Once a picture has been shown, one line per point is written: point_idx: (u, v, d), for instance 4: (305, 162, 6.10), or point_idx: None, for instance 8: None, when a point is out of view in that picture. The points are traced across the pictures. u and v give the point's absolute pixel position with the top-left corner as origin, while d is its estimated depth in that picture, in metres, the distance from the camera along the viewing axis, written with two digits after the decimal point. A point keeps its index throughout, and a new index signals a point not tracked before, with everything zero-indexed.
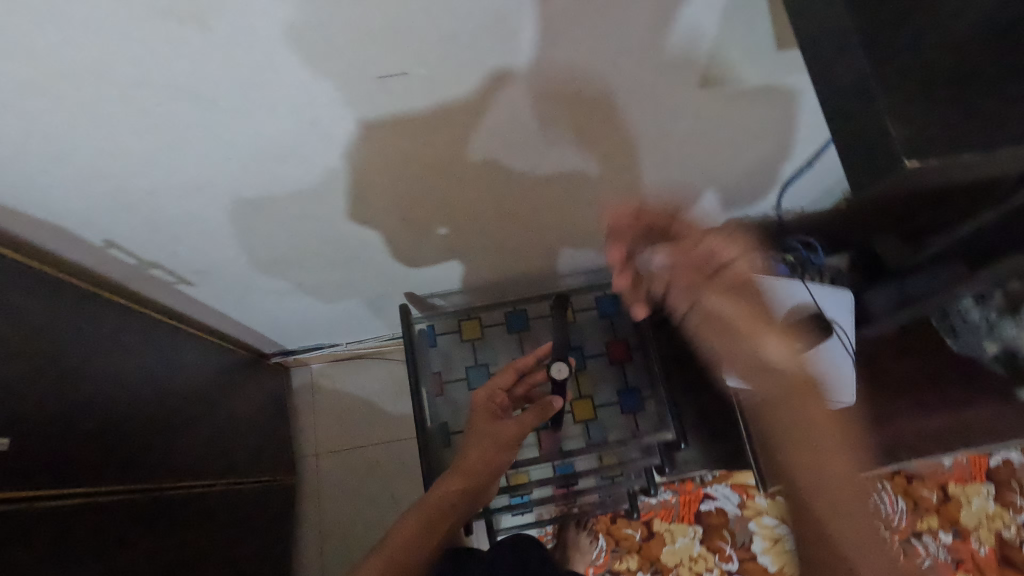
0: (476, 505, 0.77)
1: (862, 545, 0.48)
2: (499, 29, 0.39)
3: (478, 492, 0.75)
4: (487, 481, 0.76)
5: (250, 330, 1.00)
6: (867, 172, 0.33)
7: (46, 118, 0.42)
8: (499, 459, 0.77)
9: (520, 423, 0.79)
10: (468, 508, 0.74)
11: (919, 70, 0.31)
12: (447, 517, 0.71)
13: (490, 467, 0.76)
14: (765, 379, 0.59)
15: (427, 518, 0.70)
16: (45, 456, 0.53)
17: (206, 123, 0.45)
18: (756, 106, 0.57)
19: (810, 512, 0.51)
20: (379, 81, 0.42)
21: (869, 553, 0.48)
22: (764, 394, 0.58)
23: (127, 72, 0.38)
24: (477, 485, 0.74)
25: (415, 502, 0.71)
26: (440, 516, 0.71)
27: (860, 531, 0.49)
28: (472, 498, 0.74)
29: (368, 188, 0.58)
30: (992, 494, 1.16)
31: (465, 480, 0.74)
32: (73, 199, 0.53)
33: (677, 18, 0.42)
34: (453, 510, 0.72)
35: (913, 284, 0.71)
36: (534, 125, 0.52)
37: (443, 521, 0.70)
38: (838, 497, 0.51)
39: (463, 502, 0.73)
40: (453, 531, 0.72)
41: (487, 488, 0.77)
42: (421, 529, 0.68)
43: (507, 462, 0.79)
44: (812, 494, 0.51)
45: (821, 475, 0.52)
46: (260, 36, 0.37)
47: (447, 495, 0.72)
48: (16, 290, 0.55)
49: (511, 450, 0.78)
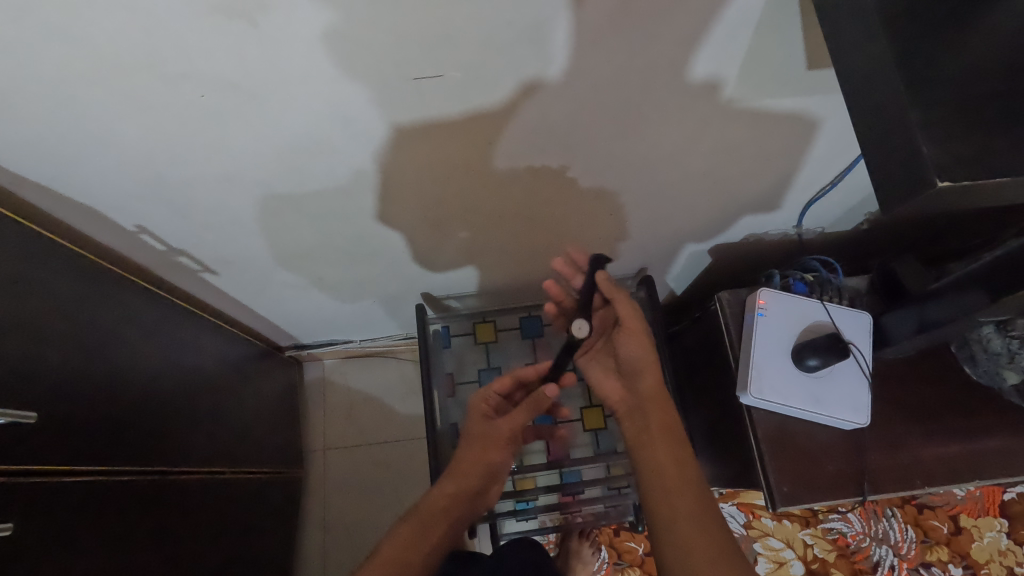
0: (475, 504, 0.76)
1: (690, 529, 0.55)
2: (535, 40, 0.40)
3: (474, 491, 0.76)
4: (481, 481, 0.76)
5: (269, 322, 1.02)
6: (900, 192, 0.33)
7: (94, 105, 0.44)
8: (492, 459, 0.77)
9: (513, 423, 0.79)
10: (467, 509, 0.75)
11: (951, 93, 0.32)
12: (444, 519, 0.71)
13: (482, 468, 0.76)
14: (633, 383, 0.70)
15: (423, 521, 0.70)
16: (63, 434, 0.55)
17: (245, 113, 0.46)
18: (783, 127, 0.58)
19: (653, 508, 0.59)
20: (414, 83, 0.43)
21: (696, 535, 0.55)
22: (630, 395, 0.70)
23: (175, 62, 0.40)
24: (472, 486, 0.75)
25: (410, 507, 0.71)
26: (435, 521, 0.70)
27: (692, 515, 0.56)
28: (469, 498, 0.75)
29: (396, 189, 0.59)
30: (1005, 530, 1.14)
31: (461, 481, 0.74)
32: (110, 182, 0.55)
33: (709, 36, 0.43)
34: (449, 514, 0.72)
35: (933, 309, 0.65)
36: (561, 133, 0.53)
37: (440, 524, 0.70)
38: (676, 494, 0.59)
39: (458, 503, 0.73)
40: (453, 533, 0.72)
41: (483, 487, 0.78)
42: (416, 532, 0.68)
43: (503, 461, 0.79)
44: (652, 487, 0.61)
45: (651, 461, 0.63)
46: (302, 37, 0.38)
47: (443, 497, 0.72)
48: (48, 268, 0.56)
49: (505, 450, 0.79)
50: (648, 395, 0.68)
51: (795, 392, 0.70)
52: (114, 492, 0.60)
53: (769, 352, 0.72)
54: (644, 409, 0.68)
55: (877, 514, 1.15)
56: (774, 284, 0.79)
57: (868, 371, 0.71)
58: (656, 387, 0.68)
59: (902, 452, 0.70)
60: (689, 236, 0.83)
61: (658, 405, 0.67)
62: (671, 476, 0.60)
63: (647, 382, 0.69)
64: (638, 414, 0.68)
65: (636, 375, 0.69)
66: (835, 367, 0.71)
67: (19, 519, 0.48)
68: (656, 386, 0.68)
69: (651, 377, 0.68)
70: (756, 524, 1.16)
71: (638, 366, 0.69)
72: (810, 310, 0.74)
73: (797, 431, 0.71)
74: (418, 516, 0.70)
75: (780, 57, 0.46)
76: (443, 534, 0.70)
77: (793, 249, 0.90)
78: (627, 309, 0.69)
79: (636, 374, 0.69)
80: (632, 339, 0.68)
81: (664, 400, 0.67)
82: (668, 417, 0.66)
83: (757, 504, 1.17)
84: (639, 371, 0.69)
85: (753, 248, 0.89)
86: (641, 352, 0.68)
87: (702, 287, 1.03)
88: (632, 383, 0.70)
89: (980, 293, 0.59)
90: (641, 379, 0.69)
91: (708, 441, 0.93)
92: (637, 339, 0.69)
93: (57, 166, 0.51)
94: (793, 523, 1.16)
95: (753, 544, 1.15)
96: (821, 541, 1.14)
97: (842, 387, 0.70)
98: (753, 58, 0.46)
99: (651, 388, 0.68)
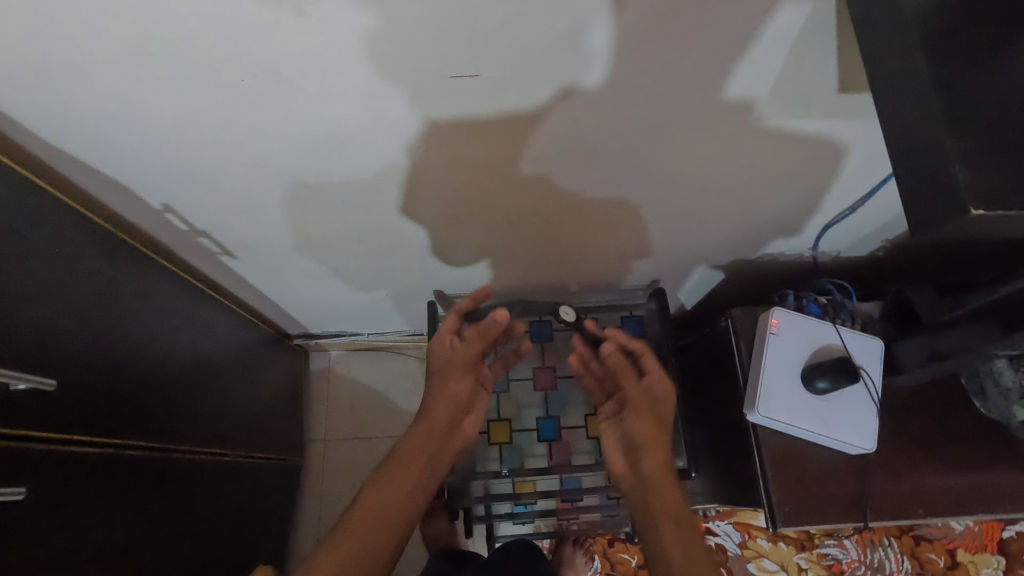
0: (451, 445, 0.75)
1: None
2: (575, 46, 0.41)
3: (449, 429, 0.75)
4: (451, 416, 0.75)
5: (280, 309, 1.02)
6: (932, 218, 0.33)
7: (134, 82, 0.45)
8: (456, 390, 0.76)
9: (468, 354, 0.78)
10: (445, 448, 0.74)
11: (990, 124, 0.32)
12: (414, 465, 0.69)
13: (450, 403, 0.74)
14: (638, 463, 0.69)
15: (399, 466, 0.68)
16: (75, 404, 0.56)
17: (281, 101, 0.46)
18: (810, 149, 0.58)
19: None
20: (450, 81, 0.44)
21: None
22: (635, 476, 0.68)
23: (220, 46, 0.40)
24: (443, 424, 0.73)
25: (387, 453, 0.69)
26: (409, 468, 0.68)
27: None
28: (445, 440, 0.74)
29: (422, 184, 0.60)
30: (1002, 568, 1.13)
31: (434, 422, 0.73)
32: (143, 160, 0.56)
33: (747, 54, 0.43)
34: (425, 453, 0.70)
35: (946, 339, 0.65)
36: (590, 141, 0.53)
37: (415, 466, 0.68)
38: None
39: (431, 441, 0.72)
40: (435, 473, 0.71)
41: (455, 423, 0.76)
42: (393, 476, 0.67)
43: (467, 393, 0.78)
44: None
45: (660, 549, 0.59)
46: (346, 28, 0.39)
47: (416, 437, 0.71)
48: (73, 241, 0.57)
49: (466, 380, 0.77)
50: (651, 472, 0.67)
51: (803, 413, 0.70)
52: (121, 463, 0.61)
53: (778, 371, 0.72)
54: (648, 489, 0.65)
55: (873, 543, 1.15)
56: (787, 304, 0.80)
57: (876, 397, 0.71)
58: (660, 465, 0.67)
59: (906, 480, 0.70)
60: (705, 252, 0.83)
61: (663, 481, 0.65)
62: (677, 561, 0.57)
63: (652, 461, 0.67)
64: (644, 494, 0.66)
65: (641, 453, 0.69)
66: (844, 391, 0.71)
67: (27, 485, 0.49)
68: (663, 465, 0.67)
69: (657, 455, 0.67)
70: (750, 545, 1.16)
71: (643, 441, 0.69)
72: (822, 333, 0.74)
73: (802, 452, 0.71)
74: (393, 464, 0.68)
75: (814, 79, 0.47)
76: (421, 474, 0.69)
77: (808, 270, 0.90)
78: (636, 386, 0.73)
79: (642, 451, 0.68)
80: (639, 416, 0.71)
81: (670, 480, 0.65)
82: (679, 501, 0.63)
83: (753, 524, 1.17)
84: (645, 449, 0.68)
85: (767, 267, 0.89)
86: (647, 428, 0.70)
87: (713, 303, 1.04)
88: (636, 461, 0.69)
89: (993, 326, 0.59)
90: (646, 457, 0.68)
91: (710, 457, 0.92)
92: (645, 418, 0.71)
93: (91, 138, 0.52)
94: (788, 546, 1.15)
95: (747, 565, 1.14)
96: (815, 566, 1.13)
97: (849, 411, 0.70)
98: (786, 79, 0.46)
99: (657, 468, 0.67)
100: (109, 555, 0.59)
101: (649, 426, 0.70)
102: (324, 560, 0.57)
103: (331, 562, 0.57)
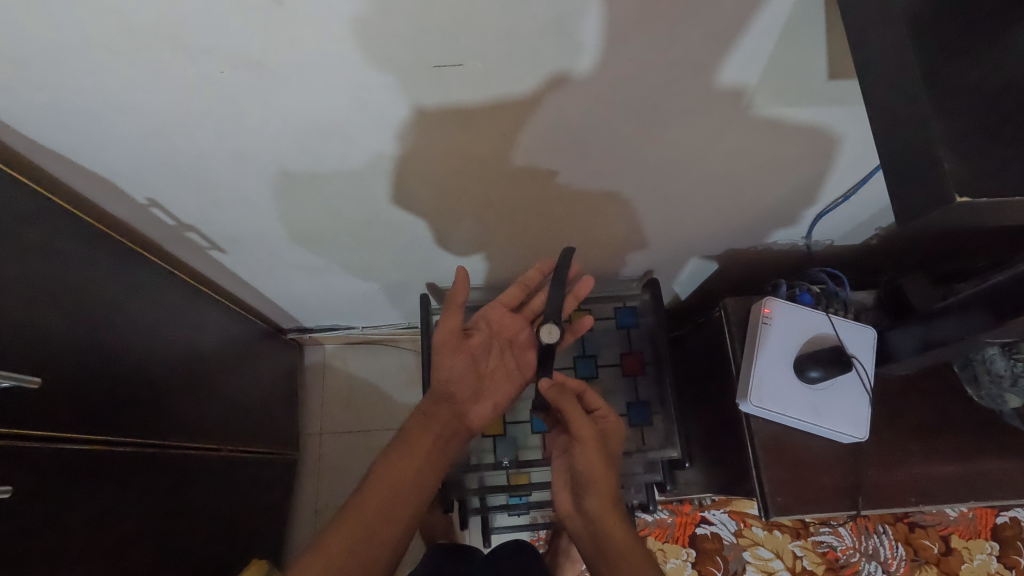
0: (461, 426, 0.75)
1: None
2: (562, 34, 0.40)
3: (452, 415, 0.74)
4: (449, 401, 0.74)
5: (273, 302, 1.02)
6: (919, 207, 0.33)
7: (110, 74, 0.44)
8: (452, 366, 0.73)
9: (449, 326, 0.72)
10: (453, 431, 0.74)
11: (978, 111, 0.31)
12: (426, 439, 0.70)
13: (444, 385, 0.73)
14: (581, 499, 0.67)
15: (410, 442, 0.69)
16: (66, 401, 0.55)
17: (262, 91, 0.46)
18: (805, 137, 0.57)
19: None
20: (435, 70, 0.43)
21: None
22: (580, 514, 0.67)
23: (198, 38, 0.40)
24: (445, 405, 0.73)
25: (397, 431, 0.71)
26: (420, 443, 0.70)
27: None
28: (452, 421, 0.74)
29: (410, 174, 0.59)
30: (996, 553, 1.14)
31: (439, 405, 0.73)
32: (125, 154, 0.55)
33: (737, 42, 0.43)
34: (433, 431, 0.71)
35: (939, 328, 0.64)
36: (579, 129, 0.52)
37: (426, 443, 0.70)
38: None
39: (443, 420, 0.73)
40: (445, 451, 0.72)
41: (459, 407, 0.74)
42: (404, 453, 0.68)
43: (463, 372, 0.74)
44: None
45: None
46: (327, 17, 0.38)
47: (420, 417, 0.72)
48: (57, 236, 0.57)
49: (454, 356, 0.73)
50: (600, 512, 0.64)
51: (796, 402, 0.70)
52: (115, 460, 0.61)
53: (771, 362, 0.72)
54: (596, 527, 0.64)
55: (868, 530, 1.16)
56: (780, 294, 0.79)
57: (869, 386, 0.71)
58: (608, 504, 0.64)
59: (898, 469, 0.70)
60: (699, 243, 0.83)
61: (611, 522, 0.63)
62: None
63: (596, 499, 0.65)
64: (595, 537, 0.64)
65: (585, 491, 0.66)
66: (836, 380, 0.71)
67: (19, 483, 0.49)
68: (609, 499, 0.65)
69: (603, 494, 0.65)
70: (745, 533, 1.16)
71: (590, 479, 0.66)
72: (815, 322, 0.74)
73: (796, 441, 0.71)
74: (403, 442, 0.69)
75: (805, 67, 0.46)
76: (433, 450, 0.70)
77: (801, 259, 0.90)
78: (579, 417, 0.70)
79: (587, 489, 0.66)
80: (582, 450, 0.68)
81: (616, 518, 0.63)
82: (629, 536, 0.62)
83: (749, 513, 1.18)
84: (590, 486, 0.66)
85: (760, 257, 0.89)
86: (592, 463, 0.67)
87: (707, 293, 1.03)
88: (581, 498, 0.67)
89: (985, 313, 0.58)
90: (590, 494, 0.66)
91: (704, 448, 0.93)
92: (590, 452, 0.67)
93: (76, 134, 0.51)
94: (784, 534, 1.16)
95: (742, 553, 1.15)
96: (810, 554, 1.14)
97: (843, 400, 0.70)
98: (776, 67, 0.46)
99: (599, 505, 0.65)
100: (104, 551, 0.59)
101: (592, 461, 0.67)
102: (335, 537, 0.59)
103: (344, 540, 0.59)
